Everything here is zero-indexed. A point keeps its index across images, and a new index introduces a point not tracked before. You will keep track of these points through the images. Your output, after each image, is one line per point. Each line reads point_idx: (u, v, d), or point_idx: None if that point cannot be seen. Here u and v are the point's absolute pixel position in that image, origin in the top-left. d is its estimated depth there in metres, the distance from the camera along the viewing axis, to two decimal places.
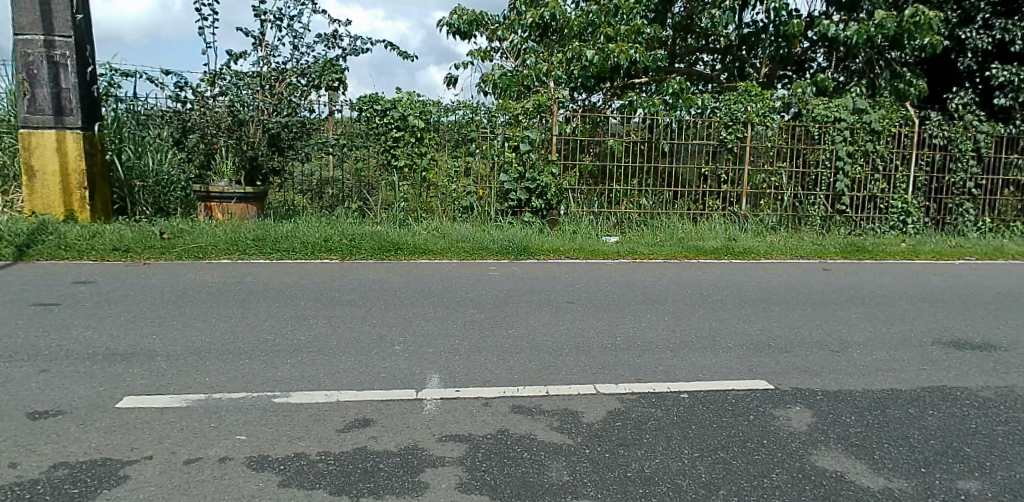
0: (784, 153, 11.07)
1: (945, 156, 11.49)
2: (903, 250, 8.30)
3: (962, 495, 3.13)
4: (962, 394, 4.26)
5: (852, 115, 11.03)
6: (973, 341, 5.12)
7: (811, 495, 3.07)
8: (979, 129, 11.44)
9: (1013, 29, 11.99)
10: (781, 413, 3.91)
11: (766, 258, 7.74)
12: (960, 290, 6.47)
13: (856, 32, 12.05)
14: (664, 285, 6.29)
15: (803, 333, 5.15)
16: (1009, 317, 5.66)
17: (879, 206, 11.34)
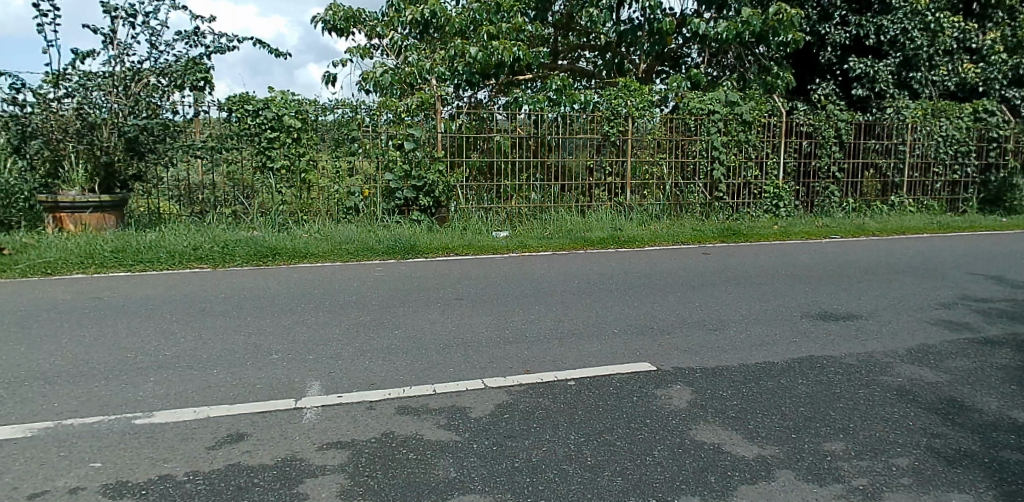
0: (664, 145, 11.54)
1: (811, 143, 12.34)
2: (775, 232, 8.85)
3: (828, 455, 3.57)
4: (827, 363, 4.64)
5: (725, 108, 11.66)
6: (835, 312, 5.56)
7: (690, 467, 3.35)
8: (840, 117, 12.39)
9: (866, 24, 14.34)
10: (662, 392, 4.08)
11: (649, 245, 8.05)
12: (824, 266, 7.01)
13: (725, 28, 12.72)
14: (551, 277, 6.37)
15: (684, 314, 5.37)
16: (866, 288, 6.21)
17: (753, 192, 12.07)
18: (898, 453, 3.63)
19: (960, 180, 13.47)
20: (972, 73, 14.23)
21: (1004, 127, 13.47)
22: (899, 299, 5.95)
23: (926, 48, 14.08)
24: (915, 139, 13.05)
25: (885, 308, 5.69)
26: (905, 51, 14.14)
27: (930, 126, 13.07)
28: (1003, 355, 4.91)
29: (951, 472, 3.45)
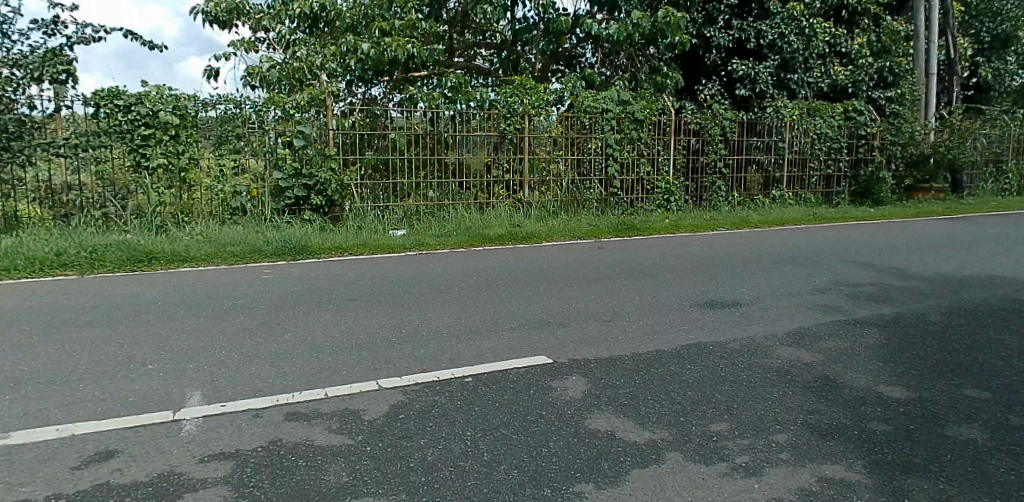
0: (561, 143, 11.82)
1: (699, 141, 13.02)
2: (666, 226, 9.25)
3: (713, 435, 3.82)
4: (713, 348, 4.89)
5: (618, 106, 12.09)
6: (721, 300, 5.87)
7: (584, 457, 3.43)
8: (725, 116, 13.12)
9: (747, 29, 15.40)
10: (558, 384, 4.17)
11: (546, 240, 8.20)
12: (711, 257, 7.40)
13: (616, 30, 13.16)
14: (449, 275, 6.35)
15: (580, 307, 5.51)
16: (749, 276, 6.61)
17: (646, 187, 12.56)
18: (778, 430, 3.94)
19: (833, 174, 14.63)
20: (843, 75, 15.58)
21: (870, 125, 14.74)
22: (777, 285, 6.38)
23: (801, 51, 15.32)
24: (793, 137, 14.05)
25: (766, 295, 6.07)
26: (783, 54, 15.32)
27: (806, 124, 14.09)
28: (868, 335, 5.36)
29: (825, 445, 3.83)
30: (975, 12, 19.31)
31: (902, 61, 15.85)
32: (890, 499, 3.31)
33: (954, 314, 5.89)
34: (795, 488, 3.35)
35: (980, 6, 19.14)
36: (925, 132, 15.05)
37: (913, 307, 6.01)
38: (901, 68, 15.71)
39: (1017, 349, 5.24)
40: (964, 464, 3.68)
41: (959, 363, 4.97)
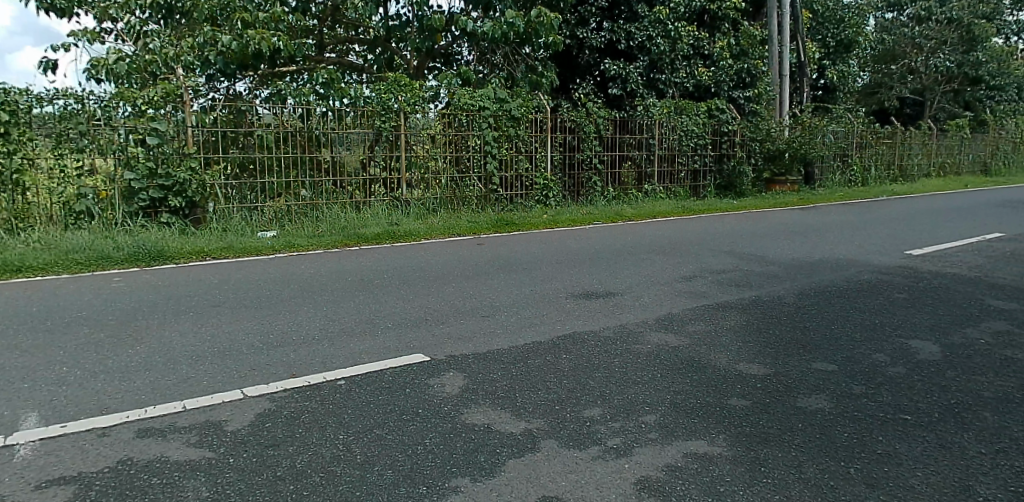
0: (440, 140, 11.81)
1: (574, 138, 13.50)
2: (543, 221, 9.50)
3: (586, 421, 3.97)
4: (588, 337, 5.08)
5: (495, 104, 12.25)
6: (595, 291, 6.10)
7: (460, 451, 3.46)
8: (598, 114, 13.68)
9: (618, 31, 16.56)
10: (435, 381, 4.18)
11: (425, 238, 8.18)
12: (587, 250, 7.68)
13: (491, 28, 13.34)
14: (322, 276, 6.19)
15: (458, 304, 5.54)
16: (622, 267, 6.92)
17: (524, 184, 12.87)
18: (646, 412, 4.16)
19: (699, 169, 15.63)
20: (705, 76, 16.77)
21: (732, 123, 15.93)
22: (648, 274, 6.72)
23: (668, 53, 16.52)
24: (663, 133, 14.85)
25: (637, 284, 6.39)
26: (651, 55, 16.53)
27: (674, 122, 14.92)
28: (729, 317, 5.77)
29: (688, 422, 4.08)
30: (822, 19, 21.04)
31: (757, 64, 17.13)
32: (746, 468, 3.58)
33: (804, 295, 6.46)
34: (662, 465, 3.55)
35: (825, 13, 20.90)
36: (780, 128, 16.47)
37: (768, 290, 6.53)
38: (757, 70, 17.13)
39: (856, 324, 5.84)
40: (809, 431, 4.06)
41: (807, 339, 5.46)
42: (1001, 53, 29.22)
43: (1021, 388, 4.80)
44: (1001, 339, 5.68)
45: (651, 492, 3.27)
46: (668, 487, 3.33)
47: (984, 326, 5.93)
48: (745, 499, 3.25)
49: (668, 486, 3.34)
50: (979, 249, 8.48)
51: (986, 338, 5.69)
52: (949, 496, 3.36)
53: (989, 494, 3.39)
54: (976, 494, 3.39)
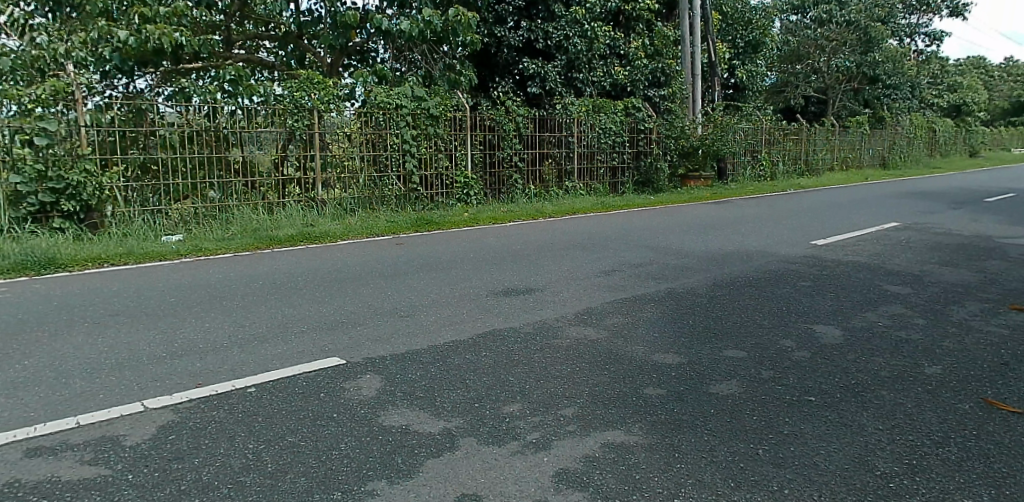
0: (356, 139, 11.68)
1: (494, 136, 13.65)
2: (465, 219, 9.53)
3: (506, 416, 4.01)
4: (508, 333, 5.14)
5: (412, 102, 12.20)
6: (515, 287, 6.17)
7: (377, 454, 3.44)
8: (517, 113, 13.94)
9: (536, 30, 16.86)
10: (351, 384, 4.13)
11: (341, 239, 8.06)
12: (507, 247, 7.74)
13: (408, 26, 13.24)
14: (232, 280, 6.01)
15: (377, 305, 5.48)
16: (543, 264, 7.02)
17: (445, 182, 12.86)
18: (564, 405, 4.24)
19: (617, 166, 16.11)
20: (621, 75, 17.42)
21: (648, 121, 16.51)
22: (567, 270, 6.85)
23: (585, 53, 16.98)
24: (581, 131, 15.21)
25: (557, 280, 6.49)
26: (568, 54, 16.92)
27: (592, 121, 15.31)
28: (646, 309, 5.95)
29: (605, 413, 4.19)
30: (730, 21, 21.94)
31: (671, 64, 17.79)
32: (660, 454, 3.72)
33: (717, 285, 6.74)
34: (580, 457, 3.63)
35: (733, 15, 21.78)
36: (693, 126, 16.96)
37: (683, 282, 6.77)
38: (671, 70, 17.79)
39: (765, 311, 6.14)
40: (720, 416, 4.24)
41: (720, 328, 5.70)
42: (894, 54, 31.32)
43: (913, 367, 5.17)
44: (896, 322, 6.11)
45: (569, 483, 3.35)
46: (585, 478, 3.42)
47: (880, 310, 6.35)
48: (659, 485, 3.38)
49: (586, 477, 3.42)
50: (876, 238, 9.08)
51: (882, 321, 6.11)
52: (850, 473, 3.61)
53: (886, 468, 3.67)
54: (875, 469, 3.66)
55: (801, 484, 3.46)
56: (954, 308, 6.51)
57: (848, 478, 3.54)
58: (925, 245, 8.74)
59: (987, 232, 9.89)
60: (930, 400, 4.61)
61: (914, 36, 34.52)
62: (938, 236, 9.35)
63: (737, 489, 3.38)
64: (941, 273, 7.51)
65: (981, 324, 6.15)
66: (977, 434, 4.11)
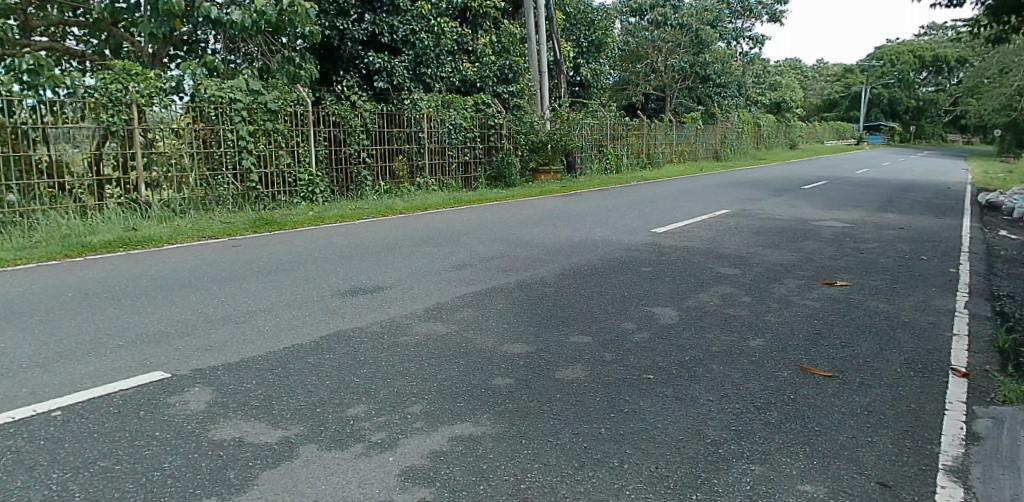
0: (185, 134, 11.21)
1: (340, 132, 13.61)
2: (310, 218, 9.37)
3: (350, 419, 3.94)
4: (353, 333, 5.09)
5: (247, 96, 11.92)
6: (363, 286, 6.10)
7: (206, 470, 3.26)
8: (364, 108, 13.89)
9: (381, 24, 17.44)
10: (176, 399, 3.91)
11: (168, 244, 7.56)
12: (354, 245, 7.70)
13: (240, 16, 12.63)
14: (35, 293, 5.46)
15: (208, 312, 5.25)
16: (393, 261, 7.01)
17: (287, 180, 12.67)
18: (412, 402, 4.23)
19: (469, 161, 16.59)
20: (470, 71, 18.70)
21: (497, 116, 17.12)
22: (416, 265, 6.88)
23: (432, 48, 17.93)
24: (431, 127, 15.47)
25: (406, 276, 6.50)
26: (415, 49, 17.73)
27: (442, 116, 15.65)
28: (495, 301, 6.08)
29: (453, 406, 4.24)
30: (575, 21, 23.00)
31: (519, 61, 19.21)
32: (507, 442, 3.82)
33: (565, 274, 7.04)
34: (426, 453, 3.66)
35: (578, 16, 22.98)
36: (542, 122, 18.19)
37: (533, 273, 7.00)
38: (519, 67, 19.23)
39: (609, 297, 6.49)
40: (565, 400, 4.44)
41: (566, 315, 5.95)
42: (722, 55, 34.37)
43: (740, 341, 5.69)
44: (725, 300, 6.69)
45: (415, 480, 3.36)
46: (432, 473, 3.44)
47: (713, 290, 6.93)
48: (506, 472, 3.49)
49: (432, 472, 3.45)
50: (709, 224, 9.90)
51: (714, 300, 6.67)
52: (683, 444, 3.92)
53: (715, 436, 4.03)
54: (705, 438, 4.00)
55: (639, 459, 3.71)
56: (776, 285, 7.25)
57: (681, 449, 3.85)
58: (751, 230, 9.64)
59: (802, 215, 11.09)
60: (753, 370, 5.10)
61: (738, 40, 38.02)
62: (762, 221, 10.36)
63: (581, 469, 3.57)
64: (764, 255, 8.32)
65: (797, 298, 6.90)
66: (792, 398, 4.60)
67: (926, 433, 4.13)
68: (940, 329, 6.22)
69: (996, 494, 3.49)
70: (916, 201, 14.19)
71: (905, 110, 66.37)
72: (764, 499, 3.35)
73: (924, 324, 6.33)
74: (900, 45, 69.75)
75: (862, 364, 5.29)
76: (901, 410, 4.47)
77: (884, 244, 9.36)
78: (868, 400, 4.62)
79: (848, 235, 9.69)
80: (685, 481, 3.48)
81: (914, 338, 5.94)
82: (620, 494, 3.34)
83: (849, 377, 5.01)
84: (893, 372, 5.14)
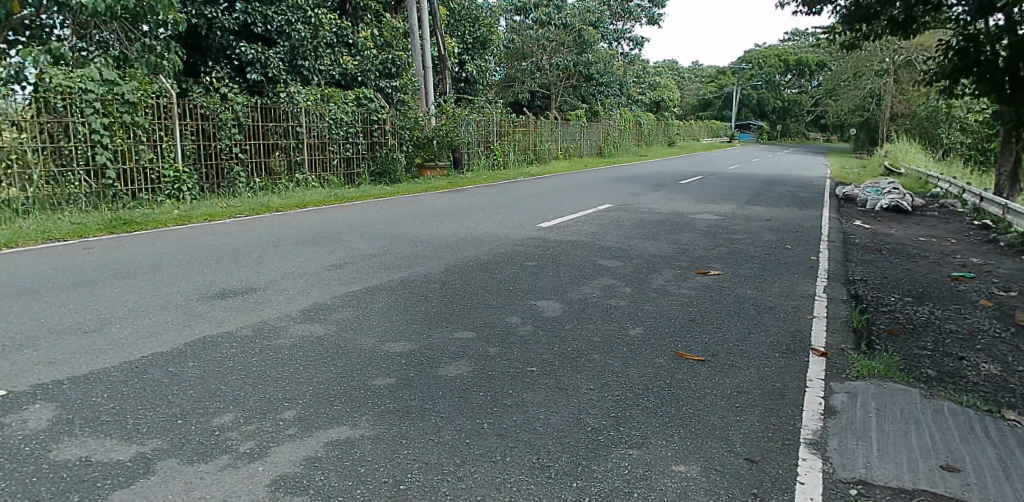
0: (27, 127, 10.23)
1: (210, 125, 13.29)
2: (174, 218, 8.87)
3: (216, 430, 3.75)
4: (222, 339, 4.88)
5: (100, 87, 11.15)
6: (234, 289, 5.92)
7: (46, 494, 3.02)
8: (235, 101, 13.67)
9: (253, 13, 17.45)
10: (12, 419, 3.61)
11: (7, 248, 6.89)
12: (224, 245, 7.41)
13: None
14: None
15: (52, 322, 4.90)
16: (266, 261, 6.83)
17: (149, 177, 12.06)
18: (286, 408, 4.08)
19: (351, 156, 16.53)
20: (350, 65, 19.08)
21: (380, 111, 17.08)
22: (293, 265, 6.72)
23: (310, 39, 18.25)
24: (310, 122, 15.39)
25: (282, 277, 6.33)
26: (292, 40, 18.02)
27: (321, 109, 15.55)
28: (377, 299, 6.01)
29: (331, 409, 4.13)
30: (459, 17, 23.24)
31: (400, 56, 19.78)
32: (386, 443, 3.78)
33: (449, 270, 7.06)
34: (299, 460, 3.54)
35: (461, 12, 23.18)
36: (427, 118, 18.18)
37: (417, 269, 6.96)
38: (402, 61, 19.81)
39: (494, 292, 6.56)
40: (448, 396, 4.44)
41: (451, 311, 5.96)
42: (604, 56, 35.72)
43: (620, 330, 5.94)
44: (606, 291, 6.95)
45: (287, 490, 3.25)
46: (305, 480, 3.35)
47: (596, 282, 7.17)
48: (385, 474, 3.45)
49: (305, 480, 3.36)
50: (592, 218, 10.25)
51: (596, 291, 6.90)
52: (565, 433, 4.03)
53: (595, 424, 4.17)
54: (586, 426, 4.13)
55: (521, 451, 3.78)
56: (655, 276, 7.60)
57: (562, 438, 3.95)
58: (632, 223, 10.05)
59: (679, 208, 11.72)
60: (631, 358, 5.32)
61: (620, 40, 39.61)
62: (642, 214, 10.84)
63: (463, 465, 3.58)
64: (644, 247, 8.70)
65: (675, 288, 7.26)
66: (668, 384, 4.84)
67: (788, 410, 4.47)
68: (802, 312, 6.76)
69: (850, 462, 3.82)
70: (781, 194, 15.37)
71: (773, 110, 71.78)
72: (640, 482, 3.50)
73: (787, 308, 6.86)
74: (767, 49, 75.20)
75: (732, 347, 5.65)
76: (767, 389, 4.82)
77: (753, 234, 10.06)
78: (736, 382, 4.93)
79: (720, 227, 10.32)
80: (565, 470, 3.59)
81: (780, 321, 6.42)
82: (502, 488, 3.39)
83: (719, 360, 5.34)
84: (760, 354, 5.53)
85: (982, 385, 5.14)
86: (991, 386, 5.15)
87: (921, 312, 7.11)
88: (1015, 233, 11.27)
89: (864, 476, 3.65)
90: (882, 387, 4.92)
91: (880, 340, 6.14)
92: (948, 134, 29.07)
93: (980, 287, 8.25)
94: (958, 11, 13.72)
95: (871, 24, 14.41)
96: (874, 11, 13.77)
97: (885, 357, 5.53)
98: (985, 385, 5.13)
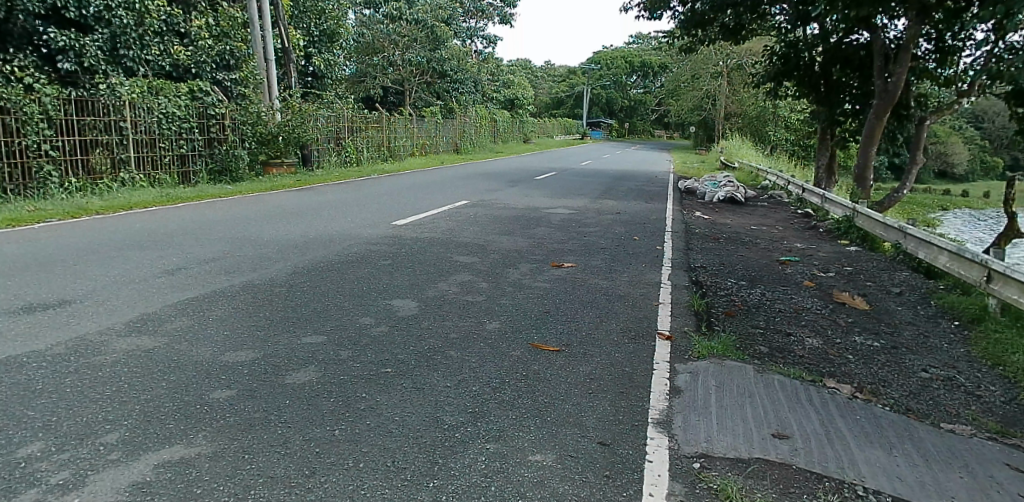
0: None
1: (13, 119, 11.78)
2: None
3: (21, 462, 3.36)
4: (28, 359, 4.39)
5: None
6: (41, 302, 5.31)
7: None
8: (43, 93, 12.26)
9: None
10: None
11: None
12: (28, 253, 6.60)
13: None
14: None
15: None
16: (83, 269, 6.19)
17: None
18: (108, 431, 3.73)
19: (186, 154, 15.44)
20: (182, 55, 17.93)
21: (218, 105, 16.09)
22: (114, 274, 6.15)
23: (133, 27, 17.00)
24: (136, 117, 14.17)
25: (103, 287, 5.79)
26: (111, 27, 16.75)
27: (149, 103, 14.37)
28: (216, 307, 5.66)
29: (163, 428, 3.83)
30: (303, 9, 22.19)
31: (240, 47, 18.68)
32: (226, 460, 3.58)
33: (298, 272, 6.81)
34: (124, 487, 3.25)
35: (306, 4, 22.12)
36: (270, 113, 17.36)
37: (261, 273, 6.64)
38: (240, 53, 18.72)
39: (349, 293, 6.42)
40: (296, 405, 4.27)
41: (301, 315, 5.75)
42: (457, 53, 35.94)
43: (477, 326, 6.02)
44: (463, 287, 7.01)
45: None
46: None
47: (454, 279, 7.22)
48: (225, 493, 3.28)
49: None
50: (448, 215, 10.30)
51: (453, 288, 6.96)
52: (421, 433, 4.03)
53: (452, 421, 4.20)
54: (443, 424, 4.16)
55: (378, 454, 3.75)
56: (510, 270, 7.78)
57: (417, 438, 3.95)
58: (488, 219, 10.22)
59: (531, 203, 12.09)
60: (486, 352, 5.42)
61: (473, 39, 40.06)
62: (496, 210, 11.05)
63: (313, 476, 3.48)
64: (501, 242, 8.88)
65: (531, 281, 7.49)
66: (524, 376, 4.98)
67: (638, 393, 4.77)
68: (648, 299, 7.22)
69: (692, 437, 4.15)
70: (627, 188, 16.30)
71: (621, 109, 75.90)
72: (498, 475, 3.59)
73: (636, 296, 7.29)
74: (615, 51, 79.36)
75: (585, 336, 5.92)
76: (617, 374, 5.11)
77: (604, 227, 10.59)
78: (588, 369, 5.17)
79: (573, 221, 10.77)
80: (422, 470, 3.60)
81: (628, 309, 6.82)
82: (356, 495, 3.34)
83: (572, 350, 5.58)
84: (611, 341, 5.84)
85: (807, 358, 5.78)
86: (814, 357, 5.81)
87: (754, 294, 7.85)
88: (833, 219, 12.72)
89: (705, 450, 3.99)
90: (719, 365, 5.38)
91: (717, 322, 6.71)
92: (772, 132, 32.25)
93: (803, 270, 9.27)
94: (779, 20, 15.24)
95: (705, 29, 15.71)
96: (707, 18, 14.93)
97: (723, 337, 6.06)
98: (808, 358, 5.78)
